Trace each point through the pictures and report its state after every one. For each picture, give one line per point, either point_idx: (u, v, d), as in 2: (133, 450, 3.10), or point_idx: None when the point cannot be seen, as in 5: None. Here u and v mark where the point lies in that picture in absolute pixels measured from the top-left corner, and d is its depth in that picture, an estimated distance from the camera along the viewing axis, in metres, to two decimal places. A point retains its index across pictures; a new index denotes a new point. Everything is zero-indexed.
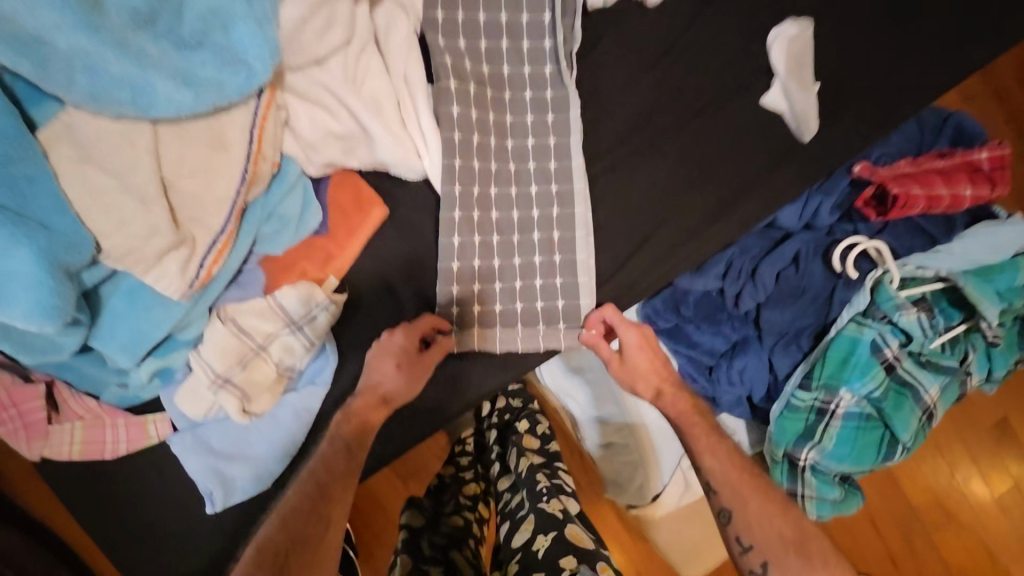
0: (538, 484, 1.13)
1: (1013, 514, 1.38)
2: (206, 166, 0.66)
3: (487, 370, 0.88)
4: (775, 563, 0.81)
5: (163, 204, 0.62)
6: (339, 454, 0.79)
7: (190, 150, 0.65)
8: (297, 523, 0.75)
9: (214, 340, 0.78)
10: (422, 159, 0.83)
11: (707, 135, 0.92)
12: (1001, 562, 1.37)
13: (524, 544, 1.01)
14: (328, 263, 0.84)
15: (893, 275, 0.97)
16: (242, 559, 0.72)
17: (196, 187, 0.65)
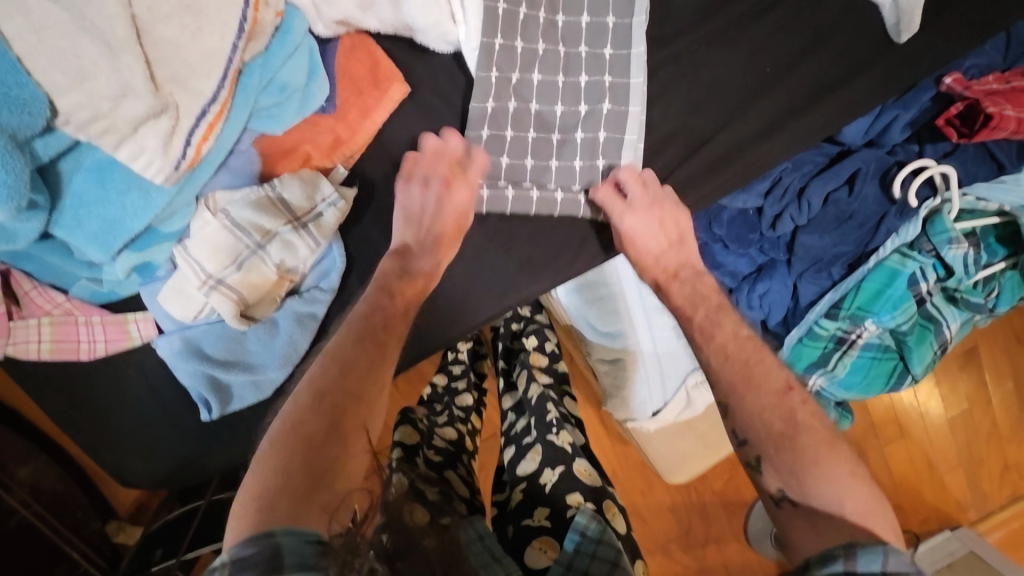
0: (548, 413, 1.19)
1: (961, 434, 1.40)
2: (191, 4, 0.49)
3: (511, 285, 0.78)
4: (770, 460, 0.66)
5: (136, 54, 0.47)
6: (388, 307, 0.69)
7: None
8: (354, 376, 0.63)
9: (205, 236, 0.67)
10: (457, 26, 0.68)
11: (787, 25, 0.79)
12: (938, 471, 1.40)
13: (529, 475, 1.09)
14: (336, 148, 0.72)
15: (953, 207, 0.90)
16: (295, 400, 0.60)
17: (178, 33, 0.49)
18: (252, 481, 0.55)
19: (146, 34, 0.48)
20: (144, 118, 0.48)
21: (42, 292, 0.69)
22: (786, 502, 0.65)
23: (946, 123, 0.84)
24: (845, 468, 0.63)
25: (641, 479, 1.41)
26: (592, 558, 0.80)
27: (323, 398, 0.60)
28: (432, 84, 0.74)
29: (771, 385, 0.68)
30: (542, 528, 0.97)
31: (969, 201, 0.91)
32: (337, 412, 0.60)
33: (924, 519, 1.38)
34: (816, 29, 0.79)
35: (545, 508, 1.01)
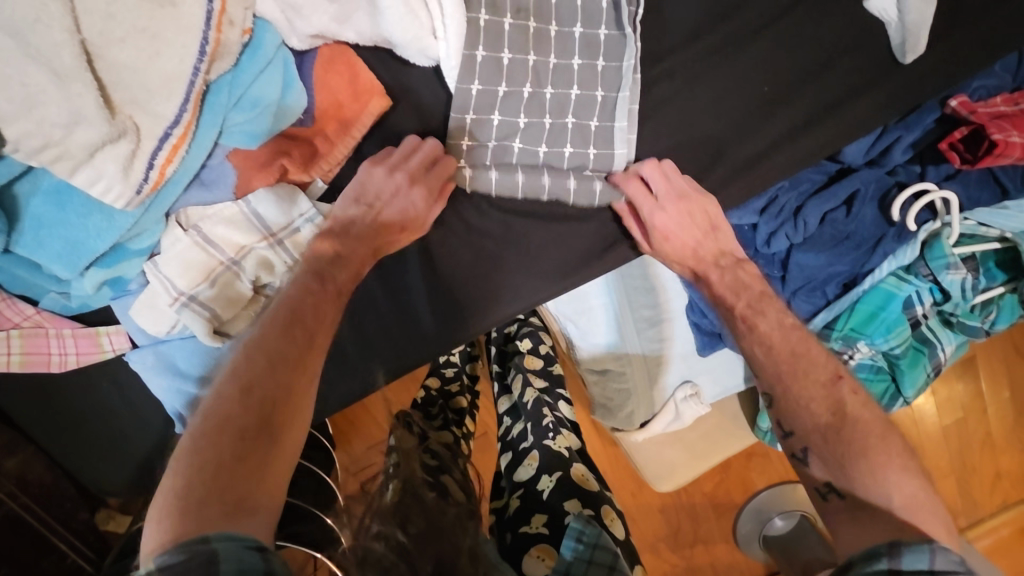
0: (544, 418, 1.18)
1: (954, 444, 1.39)
2: (149, 27, 0.47)
3: (495, 301, 0.76)
4: (817, 451, 0.64)
5: (88, 81, 0.45)
6: (318, 291, 0.64)
7: (122, 2, 0.46)
8: (276, 367, 0.59)
9: (177, 253, 0.66)
10: (438, 42, 0.65)
11: (786, 42, 0.76)
12: (930, 480, 1.39)
13: (528, 480, 1.08)
14: (313, 161, 0.69)
15: (952, 232, 0.87)
16: (217, 397, 0.57)
17: (135, 57, 0.47)
18: (171, 485, 0.51)
19: (99, 59, 0.46)
20: (101, 142, 0.47)
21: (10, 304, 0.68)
22: (833, 495, 0.62)
23: (949, 147, 0.81)
24: (896, 460, 0.62)
25: (627, 481, 1.41)
26: (589, 563, 0.77)
27: (252, 392, 0.57)
28: (416, 96, 0.71)
29: (818, 376, 0.67)
30: (539, 535, 0.96)
31: (970, 226, 0.88)
32: (268, 407, 0.57)
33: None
34: (821, 46, 0.76)
35: (543, 514, 1.00)
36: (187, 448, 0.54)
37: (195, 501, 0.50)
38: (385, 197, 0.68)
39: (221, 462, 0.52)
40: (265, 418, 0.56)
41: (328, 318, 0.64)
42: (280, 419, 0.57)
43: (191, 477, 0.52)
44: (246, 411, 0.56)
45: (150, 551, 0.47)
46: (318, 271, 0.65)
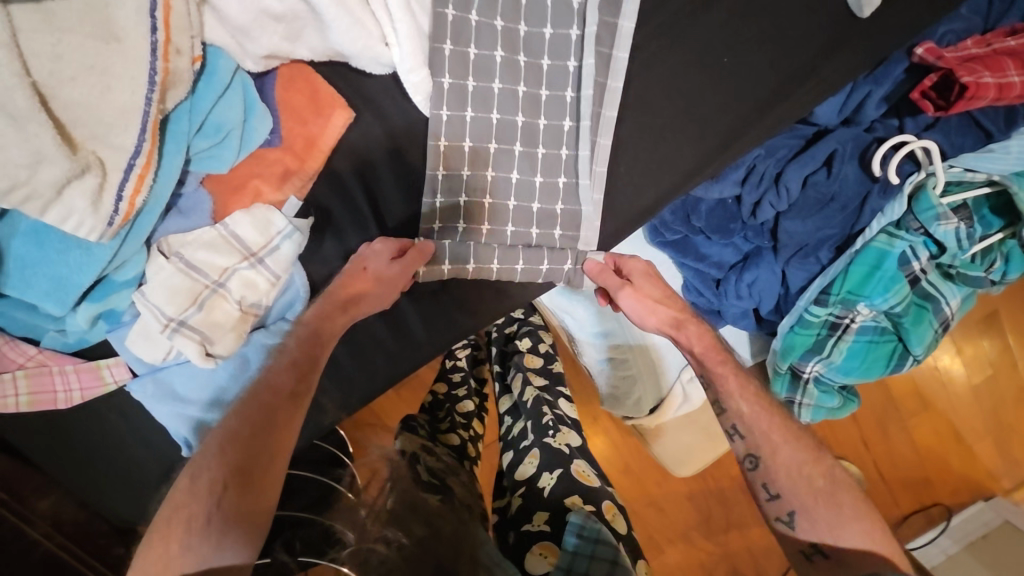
0: (543, 416, 1.18)
1: (986, 402, 1.35)
2: (96, 64, 0.47)
3: (480, 298, 0.77)
4: (803, 513, 0.75)
5: (44, 121, 0.46)
6: (288, 369, 0.68)
7: (67, 42, 0.46)
8: (248, 443, 0.65)
9: (162, 281, 0.67)
10: (390, 49, 0.65)
11: (742, 11, 0.76)
12: (964, 439, 1.35)
13: (529, 478, 1.10)
14: (286, 180, 0.71)
15: (938, 180, 0.85)
16: (204, 479, 0.64)
17: (87, 94, 0.47)
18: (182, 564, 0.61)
19: (53, 100, 0.47)
20: (66, 181, 0.48)
21: (12, 348, 0.71)
22: (818, 556, 0.74)
23: (920, 96, 0.79)
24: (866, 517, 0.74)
25: (642, 474, 1.38)
26: (591, 559, 0.82)
27: (228, 474, 0.64)
28: (380, 106, 0.73)
29: (803, 446, 0.79)
30: (542, 533, 0.98)
31: (957, 173, 0.86)
32: (246, 489, 0.65)
33: (954, 489, 1.35)
34: (776, 12, 0.76)
35: (545, 512, 1.01)
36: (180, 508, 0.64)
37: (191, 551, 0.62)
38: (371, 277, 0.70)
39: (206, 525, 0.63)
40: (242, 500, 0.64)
41: (291, 403, 0.68)
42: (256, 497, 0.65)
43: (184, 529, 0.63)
44: (226, 495, 0.64)
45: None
46: (291, 362, 0.68)
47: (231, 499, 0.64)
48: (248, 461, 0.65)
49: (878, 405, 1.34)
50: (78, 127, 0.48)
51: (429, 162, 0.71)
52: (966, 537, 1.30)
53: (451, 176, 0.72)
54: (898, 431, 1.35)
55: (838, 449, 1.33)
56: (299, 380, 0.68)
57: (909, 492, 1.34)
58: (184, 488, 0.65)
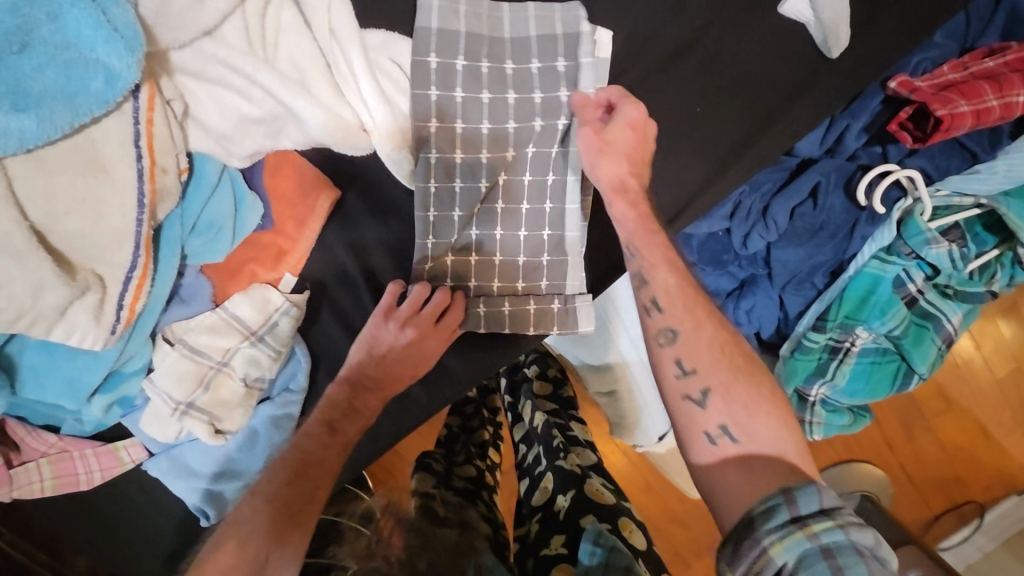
0: (554, 438, 1.19)
1: (1015, 401, 1.30)
2: (87, 197, 0.50)
3: (477, 353, 0.79)
4: None
5: (42, 257, 0.49)
6: (328, 442, 0.71)
7: (58, 182, 0.49)
8: (278, 511, 0.68)
9: (168, 368, 0.70)
10: (369, 133, 0.68)
11: (711, 60, 0.77)
12: (993, 438, 1.32)
13: (545, 503, 1.10)
14: (280, 260, 0.74)
15: (925, 206, 0.85)
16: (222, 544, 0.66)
17: (81, 225, 0.51)
18: None
19: (49, 234, 0.50)
20: (68, 302, 0.51)
21: (33, 437, 0.74)
22: None
23: (898, 127, 0.80)
24: None
25: (667, 494, 1.37)
26: (606, 568, 0.83)
27: (251, 541, 0.66)
28: (365, 180, 0.76)
29: None
30: (558, 555, 0.95)
31: (944, 198, 0.86)
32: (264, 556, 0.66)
33: (987, 485, 1.32)
34: (745, 59, 0.77)
35: (562, 535, 1.00)
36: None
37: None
38: (394, 345, 0.73)
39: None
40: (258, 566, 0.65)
41: (329, 468, 0.71)
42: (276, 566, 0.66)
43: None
44: (242, 562, 0.64)
45: None
46: (329, 421, 0.71)
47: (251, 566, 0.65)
48: (278, 527, 0.67)
49: (898, 407, 1.32)
50: (73, 251, 0.51)
51: (418, 232, 0.73)
52: (1003, 534, 1.30)
53: (439, 246, 0.74)
54: (921, 433, 1.32)
55: (860, 452, 1.32)
56: (345, 441, 0.72)
57: (939, 491, 1.33)
58: (211, 565, 0.64)
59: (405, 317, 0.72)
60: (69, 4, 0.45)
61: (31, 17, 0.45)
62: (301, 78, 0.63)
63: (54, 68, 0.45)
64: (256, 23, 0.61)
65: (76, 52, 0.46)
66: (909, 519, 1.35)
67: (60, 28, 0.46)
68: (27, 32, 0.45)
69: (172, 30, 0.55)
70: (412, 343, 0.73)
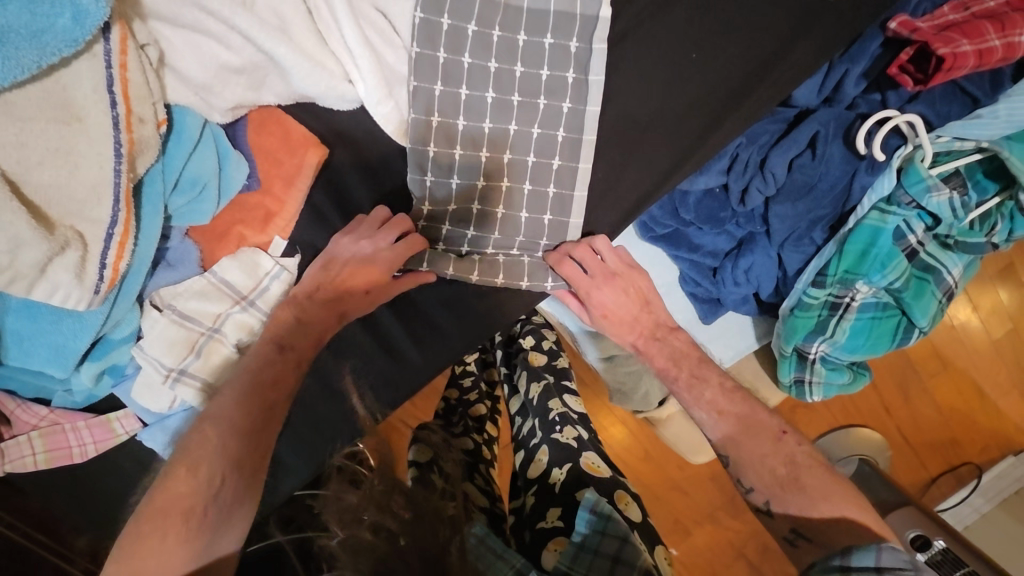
0: (550, 412, 1.18)
1: (1010, 359, 1.30)
2: (62, 147, 0.48)
3: (473, 316, 0.77)
4: (777, 502, 0.75)
5: (18, 210, 0.47)
6: (278, 358, 0.69)
7: (30, 130, 0.47)
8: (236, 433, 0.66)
9: (157, 334, 0.69)
10: (354, 85, 0.66)
11: (706, 5, 0.75)
12: (990, 398, 1.32)
13: (541, 475, 1.09)
14: (269, 222, 0.72)
15: (926, 152, 0.83)
16: (178, 461, 0.64)
17: (56, 176, 0.49)
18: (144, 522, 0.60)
19: (24, 186, 0.48)
20: (48, 260, 0.49)
21: (23, 409, 0.73)
22: (800, 540, 0.74)
23: (900, 71, 0.78)
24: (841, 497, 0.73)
25: (664, 467, 1.36)
26: (603, 534, 0.84)
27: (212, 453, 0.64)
28: (351, 140, 0.74)
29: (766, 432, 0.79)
30: (556, 529, 0.95)
31: (944, 143, 0.85)
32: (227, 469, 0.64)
33: (982, 446, 1.32)
34: (737, 4, 0.75)
35: (559, 508, 0.99)
36: (161, 524, 0.60)
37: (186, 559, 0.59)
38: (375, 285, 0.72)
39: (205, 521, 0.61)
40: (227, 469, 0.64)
41: (286, 384, 0.69)
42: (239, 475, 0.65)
43: (178, 531, 0.60)
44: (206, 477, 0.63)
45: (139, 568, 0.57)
46: (279, 340, 0.69)
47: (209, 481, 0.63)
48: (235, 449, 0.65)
49: (893, 368, 1.31)
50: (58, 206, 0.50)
51: (415, 197, 0.73)
52: (1000, 494, 1.30)
53: (436, 210, 0.73)
54: (919, 394, 1.32)
55: (858, 417, 1.32)
56: (297, 358, 0.69)
57: (938, 455, 1.33)
58: (170, 487, 0.62)
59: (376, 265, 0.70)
60: None
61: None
62: (282, 24, 0.61)
63: (16, 4, 0.42)
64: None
65: None
66: (907, 482, 1.34)
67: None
68: None
69: None
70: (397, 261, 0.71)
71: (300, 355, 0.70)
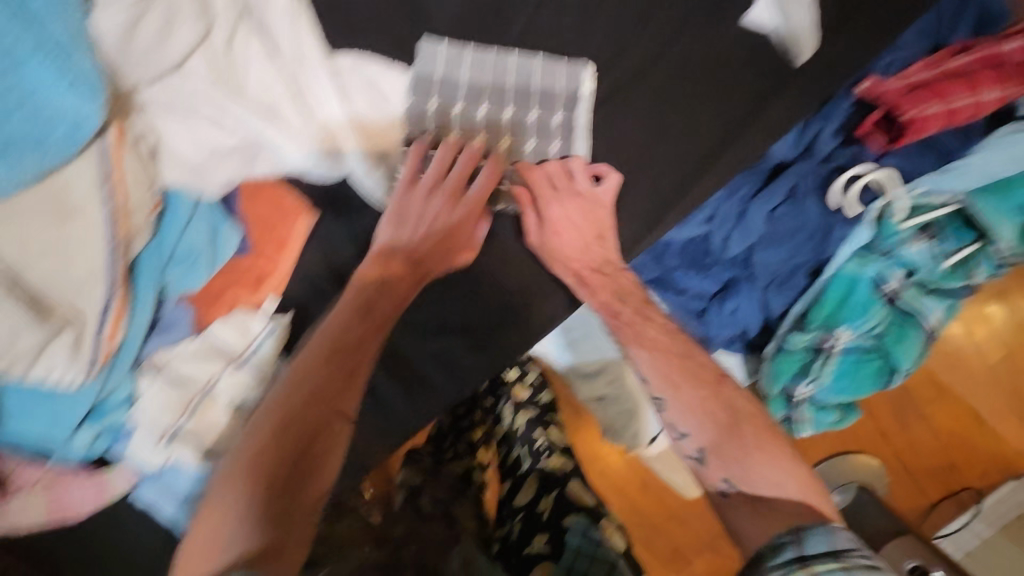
0: (537, 440, 1.20)
1: (1005, 384, 1.31)
2: (58, 238, 0.51)
3: (459, 369, 0.79)
4: (714, 450, 0.74)
5: (16, 302, 0.50)
6: (359, 321, 0.71)
7: (26, 229, 0.50)
8: (317, 392, 0.68)
9: (152, 397, 0.72)
10: (341, 155, 0.70)
11: (679, 74, 0.78)
12: (986, 423, 1.31)
13: (526, 505, 1.12)
14: (262, 284, 0.74)
15: (900, 205, 0.86)
16: (262, 412, 0.67)
17: (54, 265, 0.52)
18: (239, 460, 0.65)
19: (24, 277, 0.51)
20: (46, 341, 0.52)
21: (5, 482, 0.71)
22: (730, 490, 0.73)
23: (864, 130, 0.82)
24: (786, 451, 0.73)
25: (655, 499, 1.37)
26: None
27: (292, 418, 0.66)
28: (342, 205, 0.76)
29: (705, 378, 0.78)
30: (541, 554, 1.01)
31: (918, 196, 0.87)
32: (308, 430, 0.67)
33: (983, 470, 1.30)
34: (710, 71, 0.77)
35: (545, 534, 1.04)
36: (241, 465, 0.65)
37: (239, 511, 0.62)
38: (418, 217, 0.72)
39: (272, 470, 0.64)
40: (306, 425, 0.67)
41: (369, 346, 0.71)
42: (314, 440, 0.67)
43: (246, 488, 0.63)
44: (284, 441, 0.66)
45: (225, 509, 0.62)
46: (366, 300, 0.71)
47: (290, 441, 0.66)
48: (312, 410, 0.67)
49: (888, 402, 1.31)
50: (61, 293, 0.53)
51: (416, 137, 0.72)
52: (1002, 520, 1.25)
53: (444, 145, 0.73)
54: (915, 420, 1.32)
55: (855, 444, 1.31)
56: (380, 320, 0.72)
57: (937, 479, 1.31)
58: (254, 436, 0.66)
59: (393, 278, 0.72)
60: (30, 56, 0.46)
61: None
62: (270, 106, 0.66)
63: (20, 119, 0.46)
64: (222, 57, 0.62)
65: (35, 98, 0.47)
66: (906, 508, 1.31)
67: (19, 82, 0.46)
68: None
69: (140, 69, 0.58)
70: (439, 214, 0.72)
71: (350, 328, 0.71)
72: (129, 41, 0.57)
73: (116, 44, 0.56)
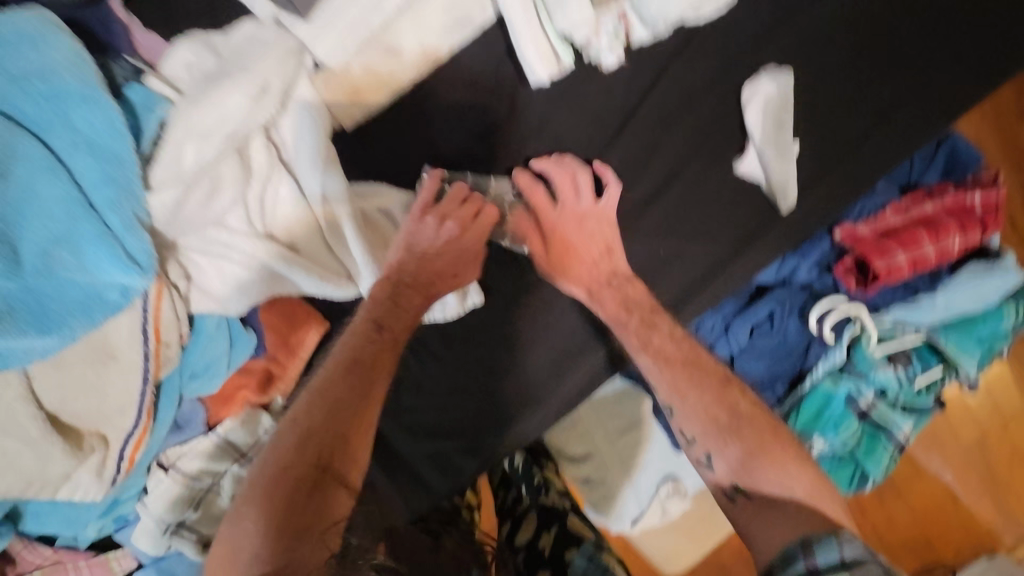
0: (535, 476, 1.06)
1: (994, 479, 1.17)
2: (96, 379, 0.56)
3: (448, 471, 0.84)
4: (741, 477, 0.64)
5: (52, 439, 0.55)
6: (375, 338, 0.64)
7: (68, 373, 0.55)
8: (332, 411, 0.60)
9: (160, 493, 0.75)
10: (357, 283, 0.69)
11: (675, 210, 0.80)
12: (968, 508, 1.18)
13: (526, 544, 0.99)
14: (270, 386, 0.78)
15: (871, 334, 0.92)
16: (276, 433, 0.60)
17: (89, 402, 0.57)
18: (246, 493, 0.58)
19: (60, 414, 0.56)
20: (73, 468, 0.57)
21: None
22: (739, 497, 0.64)
23: (844, 273, 0.91)
24: (793, 459, 0.64)
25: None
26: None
27: (310, 438, 0.58)
28: (350, 313, 0.81)
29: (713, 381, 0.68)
30: None
31: (888, 326, 0.94)
32: (324, 448, 0.58)
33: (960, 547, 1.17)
34: (704, 207, 0.80)
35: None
36: (248, 504, 0.57)
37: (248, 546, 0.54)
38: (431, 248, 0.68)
39: (280, 495, 0.56)
40: (322, 443, 0.58)
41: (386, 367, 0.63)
42: (335, 460, 0.58)
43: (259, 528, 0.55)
44: (302, 456, 0.58)
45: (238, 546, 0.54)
46: (375, 320, 0.64)
47: (309, 460, 0.57)
48: (330, 419, 0.59)
49: None
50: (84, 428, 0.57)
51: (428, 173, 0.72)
52: None
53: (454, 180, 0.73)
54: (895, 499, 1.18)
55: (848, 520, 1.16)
56: (393, 338, 0.64)
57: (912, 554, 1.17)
58: (269, 458, 0.58)
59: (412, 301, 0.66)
60: (91, 239, 0.49)
61: (53, 253, 0.48)
62: (294, 241, 0.67)
63: (75, 291, 0.49)
64: (257, 207, 0.64)
65: (88, 272, 0.49)
66: None
67: (79, 261, 0.49)
68: (46, 263, 0.48)
69: (183, 231, 0.61)
70: (450, 234, 0.69)
71: (380, 325, 0.65)
72: (175, 212, 0.59)
73: (161, 216, 0.58)
